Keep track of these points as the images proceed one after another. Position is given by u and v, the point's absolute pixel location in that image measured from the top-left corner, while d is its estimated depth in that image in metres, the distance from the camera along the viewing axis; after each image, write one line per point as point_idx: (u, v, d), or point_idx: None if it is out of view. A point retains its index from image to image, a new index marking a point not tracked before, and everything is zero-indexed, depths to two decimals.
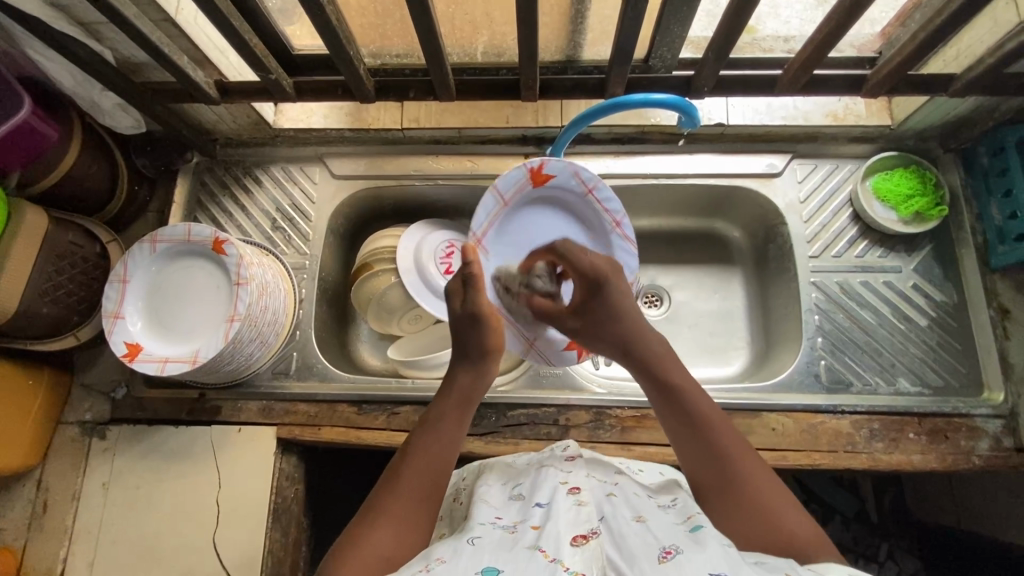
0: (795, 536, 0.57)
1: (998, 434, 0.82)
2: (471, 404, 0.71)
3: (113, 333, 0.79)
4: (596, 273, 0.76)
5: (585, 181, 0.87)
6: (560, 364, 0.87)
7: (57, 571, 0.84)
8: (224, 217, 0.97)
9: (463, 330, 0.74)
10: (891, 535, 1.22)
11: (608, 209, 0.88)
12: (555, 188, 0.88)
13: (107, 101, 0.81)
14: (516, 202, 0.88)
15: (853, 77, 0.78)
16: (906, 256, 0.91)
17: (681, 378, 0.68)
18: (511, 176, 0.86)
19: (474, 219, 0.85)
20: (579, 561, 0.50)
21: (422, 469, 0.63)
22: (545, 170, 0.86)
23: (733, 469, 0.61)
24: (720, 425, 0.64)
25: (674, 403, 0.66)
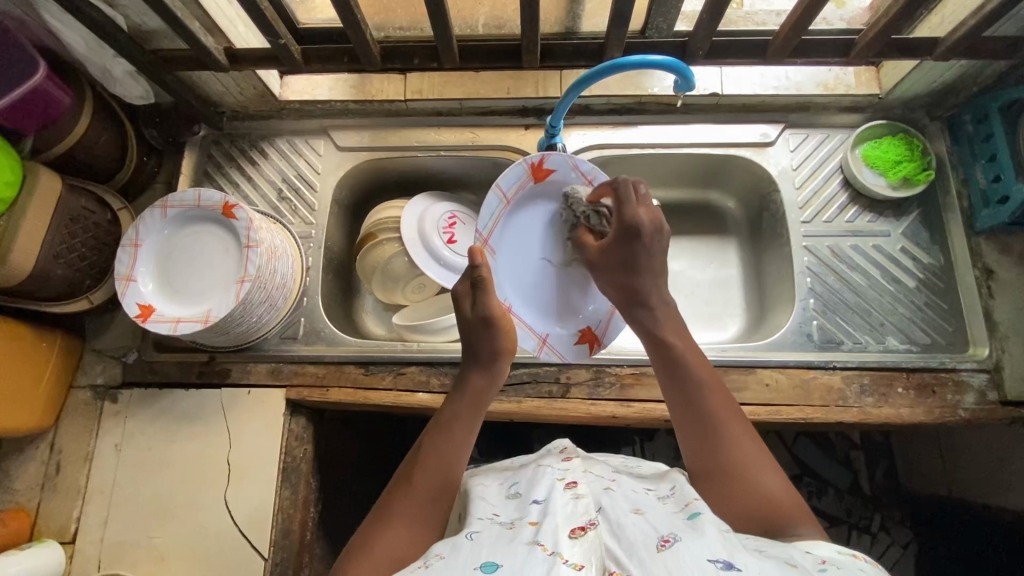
0: (777, 502, 0.59)
1: (983, 388, 0.85)
2: (483, 405, 0.70)
3: (125, 295, 0.81)
4: (635, 225, 0.73)
5: (586, 173, 0.83)
6: (572, 358, 0.88)
7: (71, 528, 0.86)
8: (231, 187, 0.99)
9: (476, 328, 0.72)
10: (883, 506, 1.24)
11: None
12: (554, 183, 0.85)
13: (118, 67, 0.84)
14: (517, 201, 0.84)
15: (842, 42, 0.82)
16: (895, 221, 0.94)
17: (677, 337, 0.71)
18: (512, 173, 0.81)
19: (478, 221, 0.82)
20: (578, 553, 0.49)
21: (436, 472, 0.64)
22: (546, 164, 0.82)
23: (719, 432, 0.64)
24: (711, 389, 0.67)
25: (670, 362, 0.69)
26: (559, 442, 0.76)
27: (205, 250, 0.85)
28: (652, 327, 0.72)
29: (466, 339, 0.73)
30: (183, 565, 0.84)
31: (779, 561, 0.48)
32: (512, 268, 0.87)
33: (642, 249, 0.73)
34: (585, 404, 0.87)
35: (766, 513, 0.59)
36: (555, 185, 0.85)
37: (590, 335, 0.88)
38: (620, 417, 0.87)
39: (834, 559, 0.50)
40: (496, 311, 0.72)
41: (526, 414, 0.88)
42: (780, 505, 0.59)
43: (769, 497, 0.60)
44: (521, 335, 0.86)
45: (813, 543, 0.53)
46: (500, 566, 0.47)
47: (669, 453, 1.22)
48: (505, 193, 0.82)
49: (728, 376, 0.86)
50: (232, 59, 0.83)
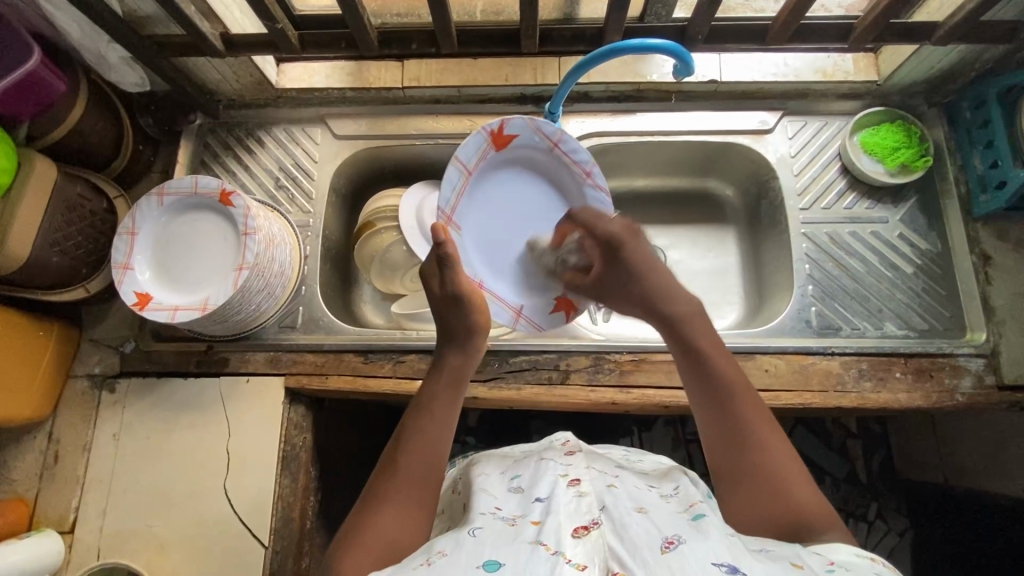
0: (802, 507, 0.58)
1: (980, 373, 0.85)
2: (463, 381, 0.70)
3: (123, 283, 0.81)
4: (613, 238, 0.79)
5: (548, 135, 0.86)
6: (549, 326, 0.89)
7: (70, 518, 0.86)
8: (229, 176, 0.99)
9: (448, 309, 0.74)
10: (880, 495, 1.25)
11: (576, 161, 0.88)
12: (519, 148, 0.88)
13: (113, 54, 0.83)
14: (479, 171, 0.86)
15: (841, 27, 0.82)
16: (893, 207, 0.94)
17: (706, 342, 0.69)
18: (471, 144, 0.83)
19: (440, 195, 0.82)
20: (581, 552, 0.48)
21: (423, 454, 0.63)
22: (506, 130, 0.85)
23: (752, 440, 0.62)
24: (743, 395, 0.65)
25: (702, 369, 0.67)
26: (560, 435, 0.77)
27: (192, 237, 0.85)
28: (682, 334, 0.70)
29: (440, 319, 0.75)
30: (183, 554, 0.83)
31: (784, 562, 0.48)
32: (479, 243, 0.88)
33: (629, 259, 0.77)
34: (585, 391, 0.87)
35: (792, 522, 0.57)
36: (516, 150, 0.88)
37: (567, 302, 0.89)
38: (619, 403, 0.87)
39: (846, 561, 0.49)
40: (466, 287, 0.74)
41: (526, 401, 0.88)
42: (808, 512, 0.58)
43: (796, 503, 0.58)
44: (496, 311, 0.87)
45: (830, 544, 0.52)
46: (503, 565, 0.47)
47: (667, 443, 1.22)
48: (465, 165, 0.83)
49: None
50: (228, 45, 0.82)
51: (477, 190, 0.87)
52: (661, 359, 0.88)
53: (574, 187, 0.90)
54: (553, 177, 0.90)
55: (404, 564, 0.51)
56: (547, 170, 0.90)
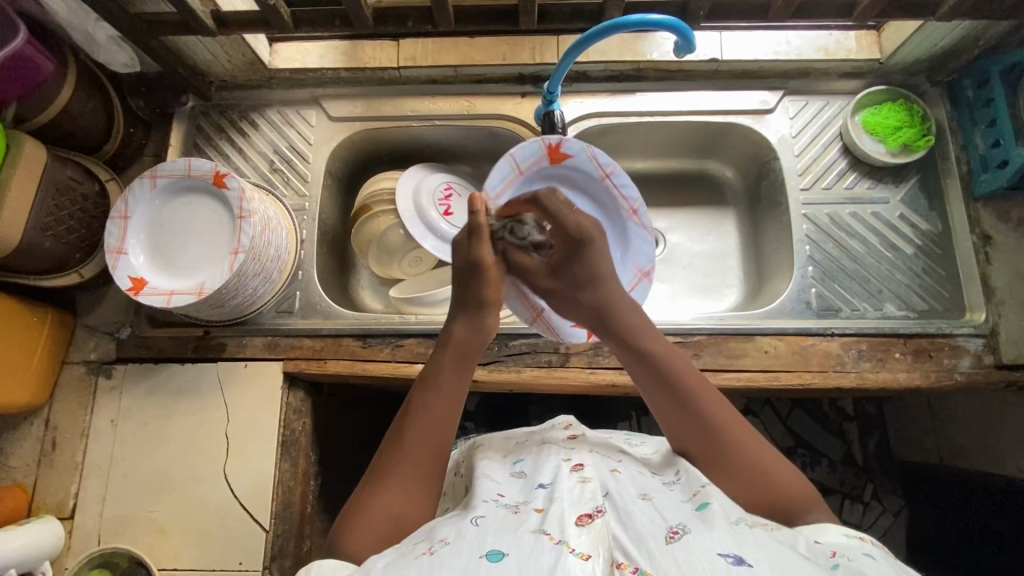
0: (779, 489, 0.57)
1: (979, 352, 0.85)
2: (470, 357, 0.68)
3: (117, 267, 0.80)
4: (581, 233, 0.73)
5: (603, 166, 0.85)
6: (566, 339, 0.84)
7: (69, 504, 0.86)
8: (222, 159, 0.97)
9: (468, 276, 0.71)
10: (875, 476, 1.26)
11: (625, 196, 0.87)
12: (570, 168, 0.86)
13: (101, 32, 0.82)
14: (530, 175, 0.85)
15: (845, 2, 0.80)
16: (894, 187, 0.94)
17: (652, 342, 0.66)
18: (529, 147, 0.82)
19: (489, 185, 0.81)
20: (585, 541, 0.48)
21: (429, 429, 0.61)
22: (564, 148, 0.83)
23: (711, 424, 0.60)
24: (698, 383, 0.63)
25: (653, 367, 0.64)
26: (563, 418, 0.77)
27: (193, 223, 0.84)
28: (628, 334, 0.67)
29: (455, 288, 0.72)
30: (184, 539, 0.83)
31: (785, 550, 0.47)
32: None
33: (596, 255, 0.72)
34: (585, 373, 0.87)
35: (770, 505, 0.57)
36: (569, 169, 0.86)
37: None
38: (619, 385, 0.87)
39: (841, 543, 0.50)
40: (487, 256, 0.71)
41: (526, 384, 0.88)
42: (785, 494, 0.57)
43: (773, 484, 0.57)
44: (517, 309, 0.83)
45: (819, 527, 0.53)
46: (506, 554, 0.46)
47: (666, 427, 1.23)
48: (518, 165, 0.83)
49: (728, 344, 0.86)
50: (219, 22, 0.80)
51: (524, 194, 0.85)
52: None
53: (618, 219, 0.88)
54: (598, 203, 0.89)
55: (407, 552, 0.49)
56: (594, 197, 0.88)
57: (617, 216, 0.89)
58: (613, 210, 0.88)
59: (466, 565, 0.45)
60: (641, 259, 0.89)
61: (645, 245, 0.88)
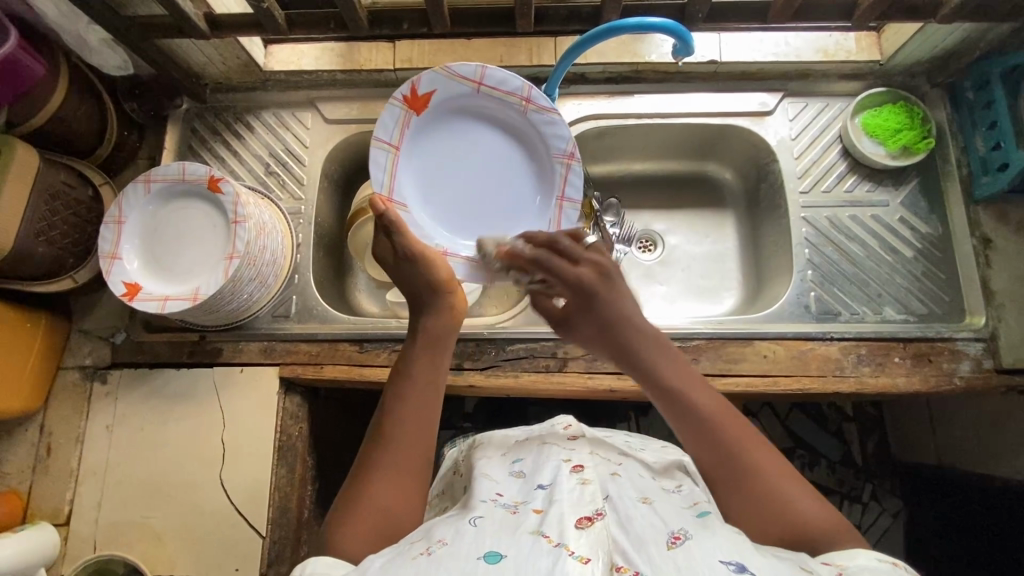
0: (803, 521, 0.54)
1: (979, 357, 0.85)
2: (442, 344, 0.66)
3: (112, 273, 0.80)
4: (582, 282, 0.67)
5: (471, 78, 0.77)
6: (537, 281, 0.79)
7: (64, 510, 0.85)
8: (217, 162, 0.96)
9: (405, 269, 0.70)
10: (874, 477, 1.25)
11: (507, 92, 0.78)
12: (441, 105, 0.79)
13: (93, 35, 0.81)
14: (409, 142, 0.78)
15: (845, 4, 0.80)
16: (894, 190, 0.93)
17: (675, 374, 0.63)
18: (388, 119, 0.76)
19: (371, 180, 0.75)
20: (585, 543, 0.46)
21: (410, 420, 0.60)
22: (420, 90, 0.76)
23: (740, 463, 0.57)
24: (726, 419, 0.59)
25: (677, 405, 0.61)
26: (563, 419, 0.77)
27: (182, 224, 0.83)
28: (650, 365, 0.64)
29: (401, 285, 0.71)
30: (180, 545, 0.83)
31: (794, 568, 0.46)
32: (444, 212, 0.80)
33: (603, 304, 0.66)
34: (582, 378, 0.86)
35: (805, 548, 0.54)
36: (442, 109, 0.79)
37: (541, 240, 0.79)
38: (617, 390, 0.86)
39: (867, 568, 0.49)
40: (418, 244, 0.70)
41: (524, 389, 0.87)
42: (808, 527, 0.54)
43: (797, 517, 0.54)
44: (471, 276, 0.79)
45: (848, 550, 0.52)
46: (505, 556, 0.45)
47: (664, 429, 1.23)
48: (391, 142, 0.76)
49: (727, 348, 0.85)
50: (213, 26, 0.80)
51: (414, 165, 0.79)
52: None
53: (519, 119, 0.80)
54: (492, 118, 0.80)
55: (403, 553, 0.49)
56: (484, 114, 0.80)
57: (511, 116, 0.80)
58: (510, 115, 0.80)
59: (464, 567, 0.44)
60: (558, 144, 0.79)
61: (553, 128, 0.79)
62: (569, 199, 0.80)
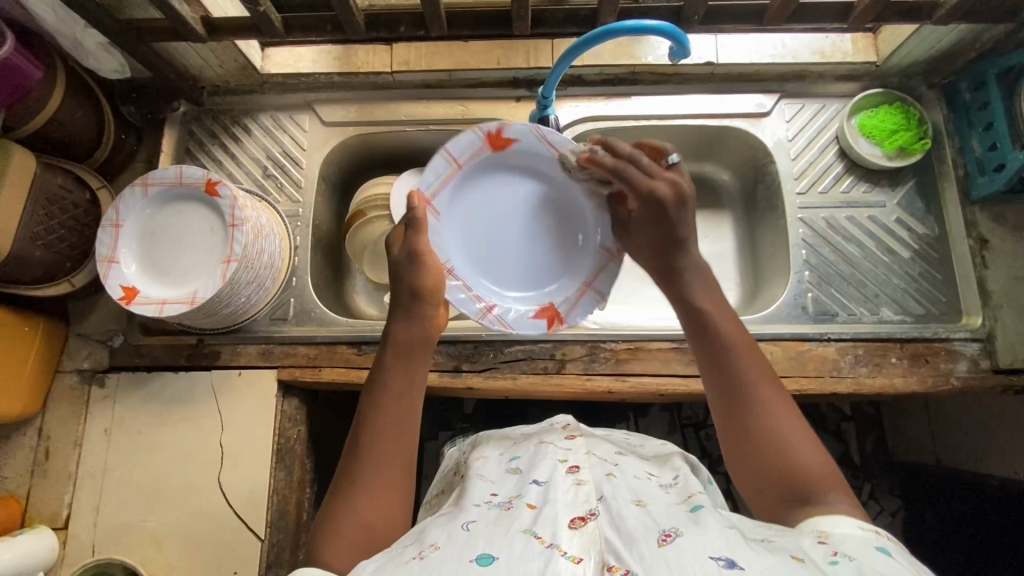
0: (800, 467, 0.55)
1: (976, 357, 0.85)
2: (415, 352, 0.65)
3: (109, 277, 0.79)
4: (656, 201, 0.67)
5: (555, 144, 0.76)
6: (520, 330, 0.80)
7: (63, 514, 0.85)
8: (215, 165, 0.96)
9: (400, 264, 0.69)
10: (873, 476, 1.25)
11: (580, 177, 0.77)
12: (521, 153, 0.79)
13: (89, 39, 0.81)
14: (471, 168, 0.78)
15: (841, 6, 0.80)
16: (890, 191, 0.93)
17: (708, 301, 0.65)
18: (465, 139, 0.76)
19: (422, 180, 0.75)
20: (577, 544, 0.47)
21: (387, 430, 0.61)
22: (505, 132, 0.76)
23: (748, 395, 0.59)
24: (744, 352, 0.62)
25: (703, 328, 0.64)
26: (560, 419, 0.77)
27: (168, 232, 0.83)
28: (683, 291, 0.66)
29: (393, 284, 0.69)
30: (178, 548, 0.83)
31: (785, 556, 0.45)
32: (467, 242, 0.80)
33: (671, 221, 0.67)
34: (581, 380, 0.86)
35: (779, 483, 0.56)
36: (519, 156, 0.79)
37: (552, 311, 0.80)
38: (616, 392, 0.86)
39: (850, 536, 0.48)
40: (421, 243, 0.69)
41: (522, 391, 0.87)
42: (806, 474, 0.55)
43: (793, 463, 0.56)
44: (461, 300, 0.77)
45: (832, 516, 0.50)
46: (497, 558, 0.45)
47: (663, 430, 1.23)
48: (455, 158, 0.77)
49: None
50: (210, 29, 0.80)
51: (462, 194, 0.79)
52: (656, 348, 0.87)
53: (577, 201, 0.80)
54: (550, 187, 0.80)
55: (395, 557, 0.48)
56: (544, 178, 0.80)
57: (568, 190, 0.80)
58: (568, 191, 0.80)
59: (456, 569, 0.44)
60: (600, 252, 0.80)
61: (602, 221, 0.79)
62: (595, 291, 0.81)
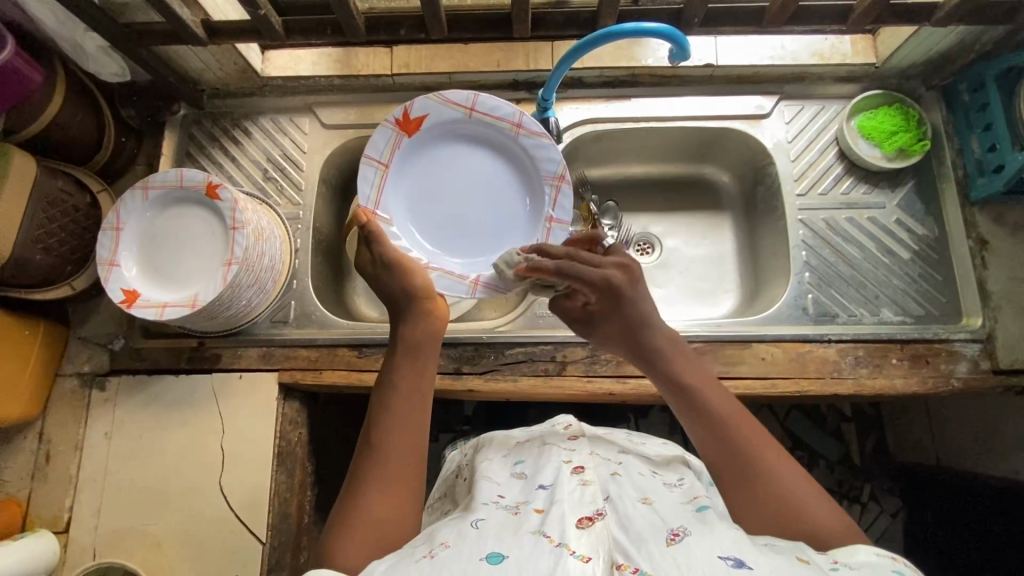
0: (823, 532, 0.53)
1: (976, 358, 0.85)
2: (420, 349, 0.65)
3: (109, 281, 0.79)
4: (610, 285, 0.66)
5: (462, 103, 0.79)
6: (508, 288, 0.77)
7: (63, 518, 0.85)
8: (215, 168, 0.96)
9: (381, 275, 0.71)
10: (873, 477, 1.25)
11: (499, 116, 0.79)
12: (436, 129, 0.80)
13: (90, 42, 0.81)
14: (398, 163, 0.80)
15: (840, 9, 0.80)
16: (890, 192, 0.94)
17: (690, 375, 0.64)
18: (380, 137, 0.77)
19: (358, 194, 0.77)
20: (585, 544, 0.47)
21: (396, 431, 0.60)
22: (412, 113, 0.78)
23: (756, 463, 0.57)
24: (741, 422, 0.60)
25: (692, 404, 0.62)
26: (563, 420, 0.78)
27: (177, 235, 0.83)
28: (665, 370, 0.65)
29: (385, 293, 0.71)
30: (180, 551, 0.83)
31: (790, 557, 0.46)
32: (430, 231, 0.81)
33: (630, 305, 0.67)
34: (582, 382, 0.86)
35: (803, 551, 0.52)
36: (435, 130, 0.80)
37: (529, 255, 0.79)
38: (617, 394, 0.86)
39: (867, 562, 0.47)
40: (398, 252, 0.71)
41: (523, 393, 0.87)
42: (824, 535, 0.53)
43: (816, 528, 0.53)
44: (449, 286, 0.77)
45: (849, 546, 0.49)
46: (507, 556, 0.45)
47: (663, 431, 1.23)
48: (381, 161, 0.78)
49: (725, 350, 0.86)
50: (209, 32, 0.80)
51: (402, 189, 0.80)
52: None
53: (511, 144, 0.81)
54: (483, 142, 0.82)
55: (405, 557, 0.48)
56: (474, 138, 0.81)
57: (504, 140, 0.81)
58: (502, 137, 0.81)
59: (466, 567, 0.44)
60: (550, 167, 0.80)
61: (545, 150, 0.80)
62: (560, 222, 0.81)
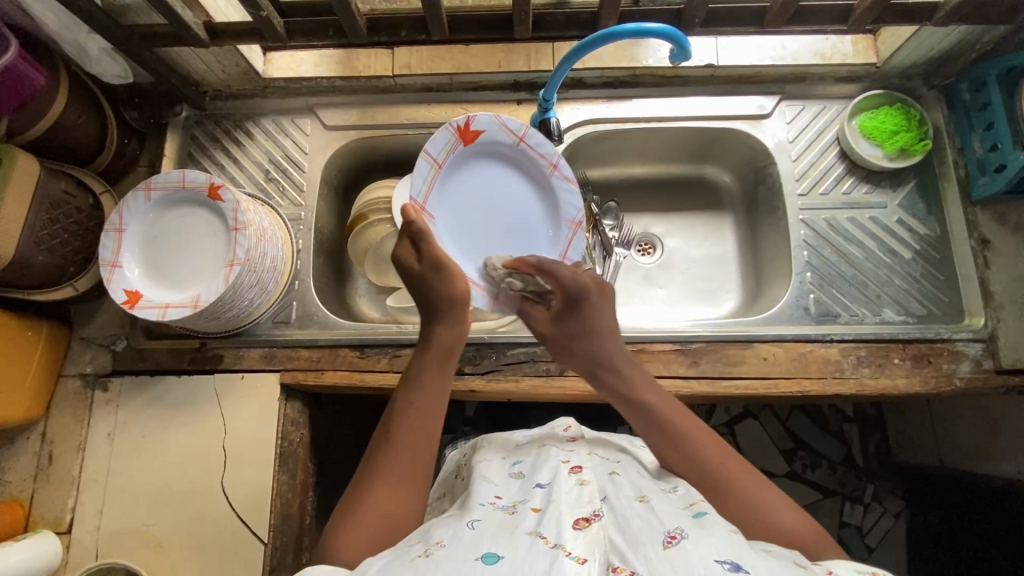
0: (788, 534, 0.54)
1: (979, 357, 0.85)
2: (453, 357, 0.67)
3: (112, 281, 0.79)
4: (578, 286, 0.72)
5: (516, 131, 0.82)
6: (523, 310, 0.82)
7: (66, 519, 0.85)
8: (217, 169, 0.97)
9: (428, 274, 0.70)
10: (876, 477, 1.24)
11: (543, 153, 0.83)
12: (485, 145, 0.82)
13: (93, 45, 0.82)
14: (448, 165, 0.80)
15: (840, 8, 0.80)
16: (892, 192, 0.93)
17: (646, 390, 0.66)
18: (439, 137, 0.78)
19: (409, 187, 0.76)
20: (581, 545, 0.46)
21: (417, 430, 0.61)
22: (473, 126, 0.80)
23: (719, 480, 0.58)
24: (700, 437, 0.61)
25: (655, 426, 0.63)
26: (562, 422, 0.77)
27: (189, 234, 0.83)
28: (620, 386, 0.67)
29: (417, 290, 0.71)
30: (182, 552, 0.83)
31: (787, 563, 0.45)
32: (461, 238, 0.82)
33: (592, 310, 0.72)
34: (583, 381, 0.86)
35: None
36: (486, 146, 0.82)
37: None
38: None
39: None
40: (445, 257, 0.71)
41: (524, 393, 0.88)
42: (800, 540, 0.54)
43: (779, 530, 0.55)
44: (473, 296, 0.79)
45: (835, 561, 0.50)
46: (502, 557, 0.45)
47: None
48: (435, 158, 0.78)
49: (727, 350, 0.86)
50: (212, 34, 0.80)
51: (448, 185, 0.81)
52: (659, 350, 0.87)
53: (545, 180, 0.85)
54: (522, 171, 0.85)
55: (401, 555, 0.48)
56: (517, 165, 0.85)
57: (542, 178, 0.85)
58: (537, 174, 0.85)
59: (462, 567, 0.44)
60: (571, 211, 0.85)
61: (572, 197, 0.85)
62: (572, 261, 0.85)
